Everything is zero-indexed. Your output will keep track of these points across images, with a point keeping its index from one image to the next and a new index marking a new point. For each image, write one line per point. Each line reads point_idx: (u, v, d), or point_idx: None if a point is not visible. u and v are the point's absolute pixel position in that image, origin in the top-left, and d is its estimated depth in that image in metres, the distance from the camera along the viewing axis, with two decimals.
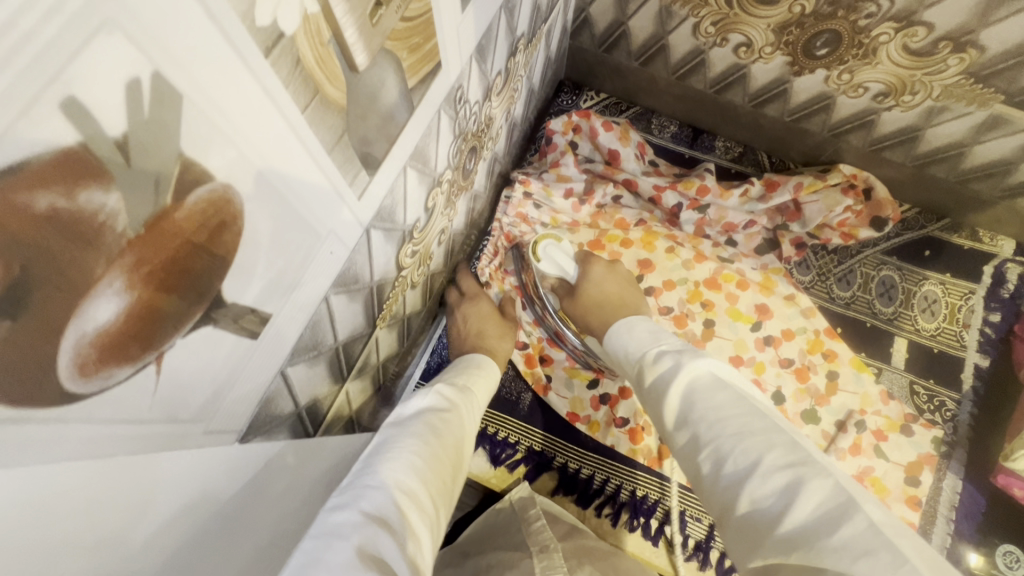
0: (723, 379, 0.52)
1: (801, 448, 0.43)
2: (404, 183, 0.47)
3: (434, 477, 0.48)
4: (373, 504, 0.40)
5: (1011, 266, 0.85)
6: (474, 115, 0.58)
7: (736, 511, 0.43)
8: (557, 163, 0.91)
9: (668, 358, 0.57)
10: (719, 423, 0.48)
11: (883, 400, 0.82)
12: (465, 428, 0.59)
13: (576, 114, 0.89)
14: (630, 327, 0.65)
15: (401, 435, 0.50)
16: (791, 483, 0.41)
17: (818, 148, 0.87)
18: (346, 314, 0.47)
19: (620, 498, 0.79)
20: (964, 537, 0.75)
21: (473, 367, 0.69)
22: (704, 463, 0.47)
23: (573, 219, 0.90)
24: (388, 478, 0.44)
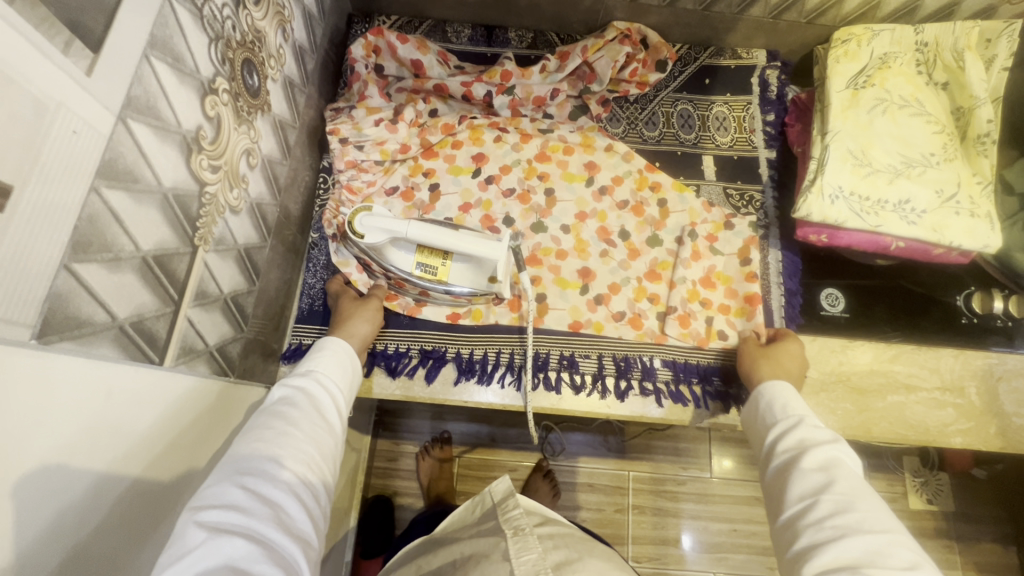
0: (855, 473, 0.59)
1: (910, 540, 0.52)
2: (155, 77, 0.47)
3: (291, 449, 0.54)
4: (216, 496, 0.48)
5: (769, 71, 1.00)
6: (229, 20, 0.59)
7: (822, 536, 0.53)
8: (365, 95, 0.92)
9: (825, 431, 0.64)
10: (855, 489, 0.56)
11: (706, 210, 0.94)
12: (329, 399, 0.64)
13: (370, 34, 0.90)
14: (781, 390, 0.72)
15: (253, 431, 0.56)
16: (909, 562, 0.49)
17: (591, 12, 0.97)
18: (140, 219, 0.47)
19: (515, 363, 0.85)
20: (793, 291, 0.90)
21: (322, 349, 0.70)
22: (822, 503, 0.55)
23: (398, 142, 0.92)
24: (225, 472, 0.50)
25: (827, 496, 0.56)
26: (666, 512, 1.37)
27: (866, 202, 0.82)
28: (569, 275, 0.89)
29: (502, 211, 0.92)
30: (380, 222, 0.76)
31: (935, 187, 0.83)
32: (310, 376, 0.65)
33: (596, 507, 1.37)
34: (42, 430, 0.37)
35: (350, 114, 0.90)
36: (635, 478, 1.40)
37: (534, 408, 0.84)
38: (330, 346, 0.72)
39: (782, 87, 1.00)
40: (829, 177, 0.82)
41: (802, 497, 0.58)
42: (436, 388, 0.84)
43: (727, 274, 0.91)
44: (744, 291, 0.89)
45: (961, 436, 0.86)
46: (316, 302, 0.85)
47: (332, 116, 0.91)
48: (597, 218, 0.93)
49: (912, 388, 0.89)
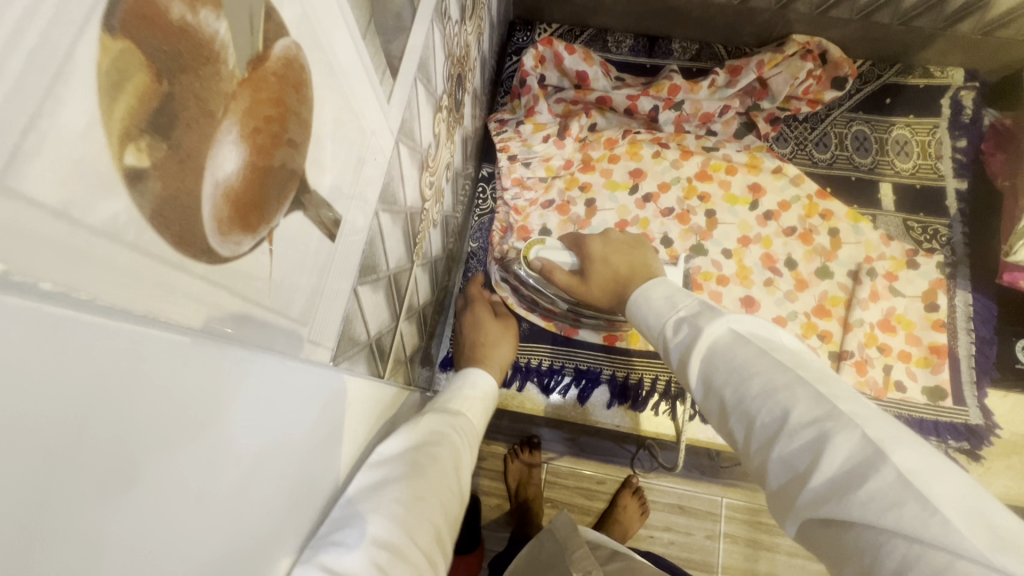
0: (738, 341, 0.47)
1: (827, 400, 0.39)
2: (416, 100, 0.48)
3: (426, 523, 0.44)
4: (340, 564, 0.37)
5: (964, 92, 0.91)
6: (456, 36, 0.59)
7: (783, 460, 0.39)
8: (532, 109, 0.91)
9: (686, 328, 0.52)
10: (763, 380, 0.43)
11: (884, 243, 0.87)
12: (462, 452, 0.55)
13: (540, 44, 0.89)
14: (646, 288, 0.61)
15: (386, 476, 0.46)
16: (864, 446, 0.36)
17: (769, 24, 0.91)
18: (392, 239, 0.48)
19: (671, 392, 0.82)
20: (986, 339, 0.82)
21: (463, 392, 0.66)
22: (756, 428, 0.42)
23: (563, 157, 0.92)
24: (363, 531, 0.40)
25: (754, 409, 0.42)
26: (762, 545, 1.30)
27: None
28: (731, 303, 0.86)
29: (660, 230, 0.89)
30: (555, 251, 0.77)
31: None
32: (446, 423, 0.57)
33: (687, 531, 1.33)
34: (292, 444, 0.34)
35: (517, 129, 0.91)
36: (729, 505, 1.32)
37: (687, 439, 0.81)
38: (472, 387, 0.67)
39: (979, 110, 0.91)
40: None
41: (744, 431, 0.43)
42: (588, 408, 0.83)
43: (909, 317, 0.84)
44: (929, 340, 0.82)
45: None
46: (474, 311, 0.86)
47: (497, 127, 0.92)
48: (761, 244, 0.88)
49: None
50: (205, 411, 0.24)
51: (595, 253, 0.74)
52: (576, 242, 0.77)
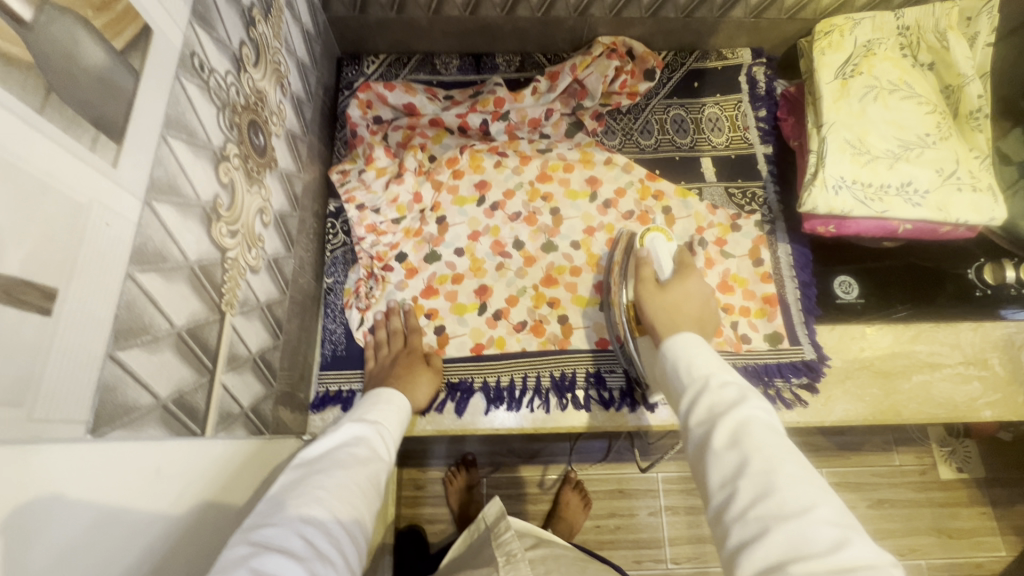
0: (772, 428, 0.52)
1: (828, 494, 0.46)
2: (174, 156, 0.48)
3: (348, 508, 0.51)
4: (266, 536, 0.44)
5: (757, 68, 1.02)
6: (233, 87, 0.59)
7: (766, 512, 0.46)
8: (371, 157, 0.91)
9: (732, 390, 0.56)
10: (771, 461, 0.49)
11: (710, 212, 0.96)
12: (387, 454, 0.62)
13: (360, 91, 0.92)
14: (693, 344, 0.62)
15: (310, 476, 0.52)
16: (839, 542, 0.42)
17: (576, 30, 0.98)
18: (171, 296, 0.48)
19: (543, 386, 0.85)
20: (807, 283, 0.91)
21: (383, 402, 0.69)
22: (743, 490, 0.48)
23: (411, 193, 0.92)
24: (291, 513, 0.47)
25: (750, 475, 0.48)
26: (699, 509, 1.35)
27: (869, 189, 0.83)
28: (586, 291, 0.90)
29: (511, 235, 0.94)
30: (661, 251, 0.82)
31: (934, 167, 0.85)
32: (369, 428, 0.62)
33: (629, 511, 1.35)
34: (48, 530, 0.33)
35: (360, 178, 0.90)
36: (665, 479, 1.37)
37: (566, 427, 0.84)
38: (387, 395, 0.71)
39: (770, 82, 1.02)
40: (830, 168, 0.83)
41: (722, 484, 0.50)
42: (466, 420, 0.84)
43: (742, 275, 0.92)
44: (762, 291, 0.91)
45: (991, 409, 0.88)
46: (339, 346, 0.85)
47: (340, 180, 0.90)
48: (605, 231, 0.94)
49: (936, 365, 0.90)
50: (55, 496, 0.34)
51: (687, 287, 0.75)
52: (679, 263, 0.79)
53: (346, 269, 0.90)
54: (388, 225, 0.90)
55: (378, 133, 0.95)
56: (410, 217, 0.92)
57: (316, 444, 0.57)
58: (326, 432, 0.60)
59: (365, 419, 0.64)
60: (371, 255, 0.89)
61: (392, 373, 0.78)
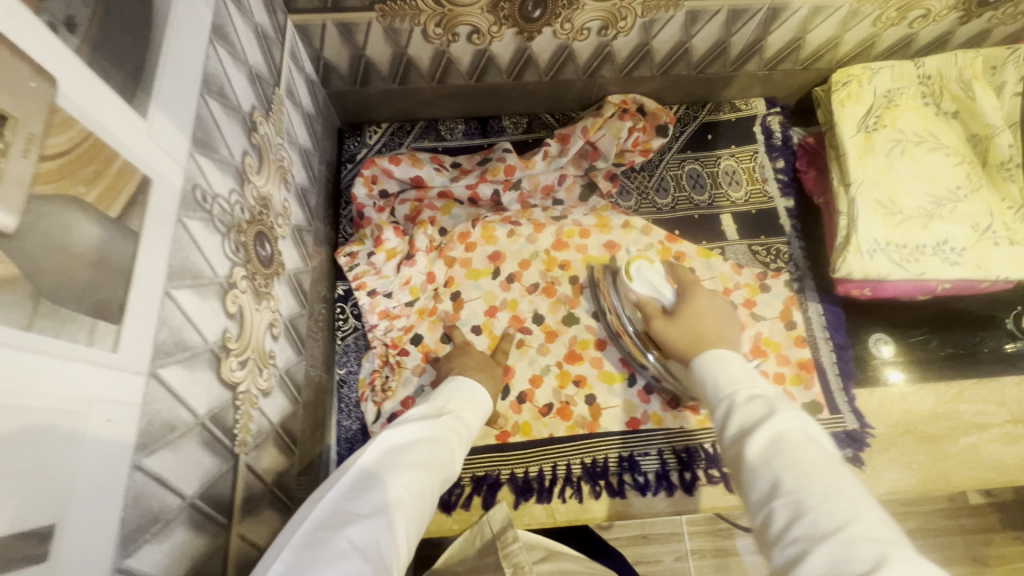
0: (813, 440, 0.48)
1: (880, 522, 0.41)
2: (178, 308, 0.43)
3: (418, 515, 0.51)
4: (354, 534, 0.45)
5: (771, 118, 0.99)
6: (237, 205, 0.54)
7: (805, 531, 0.41)
8: (380, 239, 0.87)
9: (759, 404, 0.53)
10: (808, 477, 0.44)
11: (735, 272, 0.91)
12: (463, 452, 0.62)
13: (364, 168, 0.88)
14: (721, 359, 0.61)
15: (398, 472, 0.52)
16: (878, 561, 0.38)
17: (584, 91, 0.95)
18: (182, 466, 0.43)
19: (574, 474, 0.80)
20: (843, 346, 0.87)
21: (467, 400, 0.68)
22: (778, 510, 0.44)
23: (423, 272, 0.88)
24: (376, 505, 0.48)
25: (784, 492, 0.44)
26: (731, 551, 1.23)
27: (904, 250, 0.79)
28: (613, 366, 0.86)
29: (530, 308, 0.89)
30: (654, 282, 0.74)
31: (969, 223, 0.81)
32: (453, 424, 0.62)
33: (656, 558, 1.22)
34: None
35: (370, 261, 0.85)
36: (690, 520, 1.26)
37: (601, 518, 0.79)
38: (471, 393, 0.70)
39: (787, 131, 0.99)
40: (863, 232, 0.79)
41: (758, 503, 0.46)
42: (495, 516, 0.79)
43: (775, 339, 0.88)
44: (797, 357, 0.86)
45: None
46: (355, 445, 0.80)
47: (348, 263, 0.85)
48: None
49: (982, 426, 0.86)
50: None
51: (701, 304, 0.71)
52: (678, 282, 0.75)
53: (359, 357, 0.85)
54: (401, 309, 0.86)
55: (384, 208, 0.90)
56: (423, 297, 0.88)
57: (403, 431, 0.57)
58: (414, 423, 0.59)
59: (454, 416, 0.64)
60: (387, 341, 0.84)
61: (469, 363, 0.78)
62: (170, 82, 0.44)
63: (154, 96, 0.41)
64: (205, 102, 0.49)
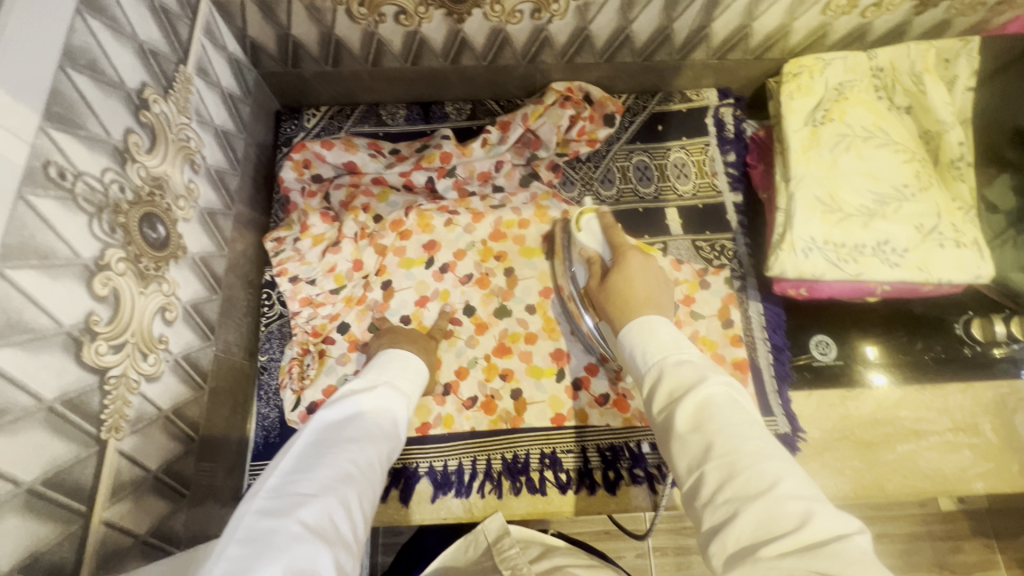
0: (736, 405, 0.47)
1: (806, 479, 0.40)
2: (14, 290, 0.42)
3: (368, 488, 0.50)
4: (306, 514, 0.42)
5: (723, 109, 0.95)
6: (114, 184, 0.53)
7: (737, 491, 0.40)
8: (306, 224, 0.86)
9: (690, 368, 0.51)
10: (738, 440, 0.43)
11: (676, 268, 0.89)
12: (405, 425, 0.60)
13: (294, 151, 0.86)
14: (648, 326, 0.58)
15: (338, 447, 0.50)
16: (805, 515, 0.37)
17: (527, 77, 0.92)
18: (16, 450, 0.41)
19: (494, 470, 0.79)
20: (780, 347, 0.85)
21: (412, 372, 0.67)
22: (709, 474, 0.43)
23: (351, 259, 0.86)
24: (324, 485, 0.45)
25: (712, 456, 0.43)
26: (692, 550, 1.18)
27: (842, 250, 0.76)
28: (542, 361, 0.84)
29: (462, 300, 0.87)
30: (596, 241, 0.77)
31: (913, 223, 0.78)
32: (391, 394, 0.60)
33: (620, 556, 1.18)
34: None
35: (295, 247, 0.85)
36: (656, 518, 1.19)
37: (519, 514, 0.78)
38: (413, 366, 0.68)
39: (739, 123, 0.95)
40: (799, 230, 0.76)
41: (688, 469, 0.45)
42: (412, 510, 0.78)
43: (711, 337, 0.85)
44: (732, 356, 0.84)
45: (982, 481, 0.80)
46: (271, 433, 0.79)
47: (274, 248, 0.85)
48: None
49: (921, 433, 0.83)
50: None
51: (631, 266, 0.70)
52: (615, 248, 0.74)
53: (282, 345, 0.83)
54: (326, 296, 0.84)
55: (316, 193, 0.89)
56: (351, 285, 0.86)
57: (338, 408, 0.54)
58: (355, 394, 0.57)
59: (391, 385, 0.62)
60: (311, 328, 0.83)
61: (412, 338, 0.77)
62: (13, 53, 0.42)
63: None
64: (64, 75, 0.47)
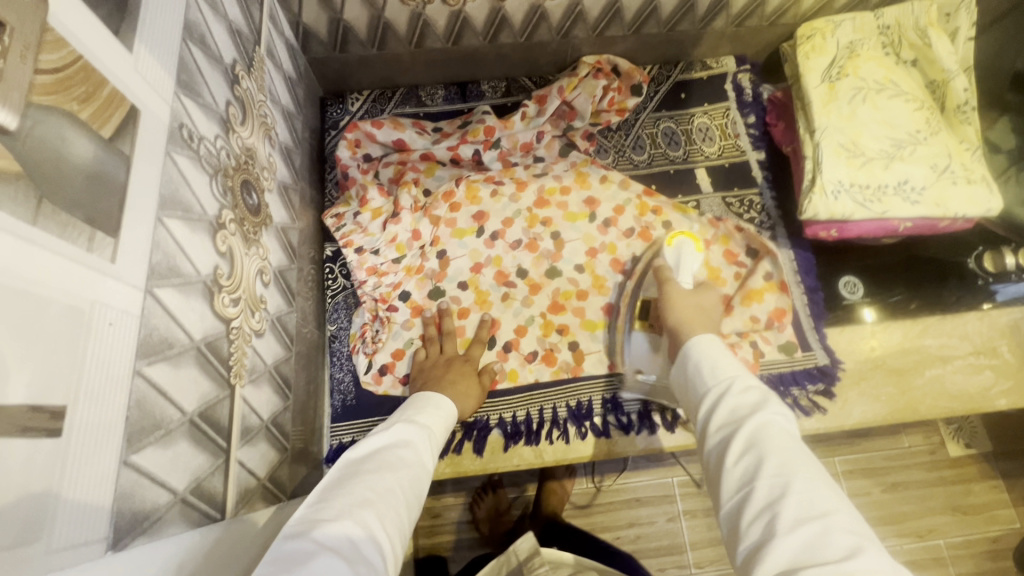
0: (790, 434, 0.50)
1: (853, 518, 0.42)
2: (170, 237, 0.46)
3: (394, 513, 0.51)
4: (322, 536, 0.44)
5: (741, 75, 1.02)
6: (222, 150, 0.57)
7: (784, 514, 0.43)
8: (364, 199, 0.90)
9: (755, 395, 0.54)
10: (793, 465, 0.46)
11: (713, 225, 0.94)
12: (432, 456, 0.61)
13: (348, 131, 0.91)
14: (717, 350, 0.62)
15: (360, 475, 0.52)
16: (851, 548, 0.39)
17: (559, 52, 0.97)
18: (180, 382, 0.46)
19: (560, 417, 0.84)
20: (813, 288, 0.91)
21: (432, 407, 0.68)
22: (760, 491, 0.46)
23: (407, 230, 0.91)
24: (342, 510, 0.48)
25: (762, 478, 0.46)
26: None
27: (867, 191, 0.83)
28: (595, 314, 0.89)
29: (513, 264, 0.92)
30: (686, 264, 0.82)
31: (929, 163, 0.85)
32: (416, 427, 0.62)
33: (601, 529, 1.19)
34: None
35: (356, 221, 0.89)
36: (680, 483, 1.21)
37: (587, 456, 0.83)
38: (436, 402, 0.69)
39: (757, 87, 1.02)
40: (827, 174, 0.83)
41: (739, 487, 0.48)
42: (486, 459, 0.82)
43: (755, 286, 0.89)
44: (776, 304, 0.87)
45: (1004, 397, 0.88)
46: (348, 396, 0.83)
47: (335, 224, 0.89)
48: (608, 251, 0.93)
49: (946, 358, 0.90)
50: None
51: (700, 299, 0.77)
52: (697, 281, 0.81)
53: (349, 314, 0.88)
54: (387, 266, 0.89)
55: (369, 171, 0.93)
56: (410, 255, 0.91)
57: (367, 440, 0.57)
58: (376, 431, 0.59)
59: (413, 419, 0.63)
60: (377, 297, 0.87)
61: (444, 376, 0.77)
62: (154, 22, 0.46)
63: (138, 32, 0.44)
64: (187, 47, 0.51)
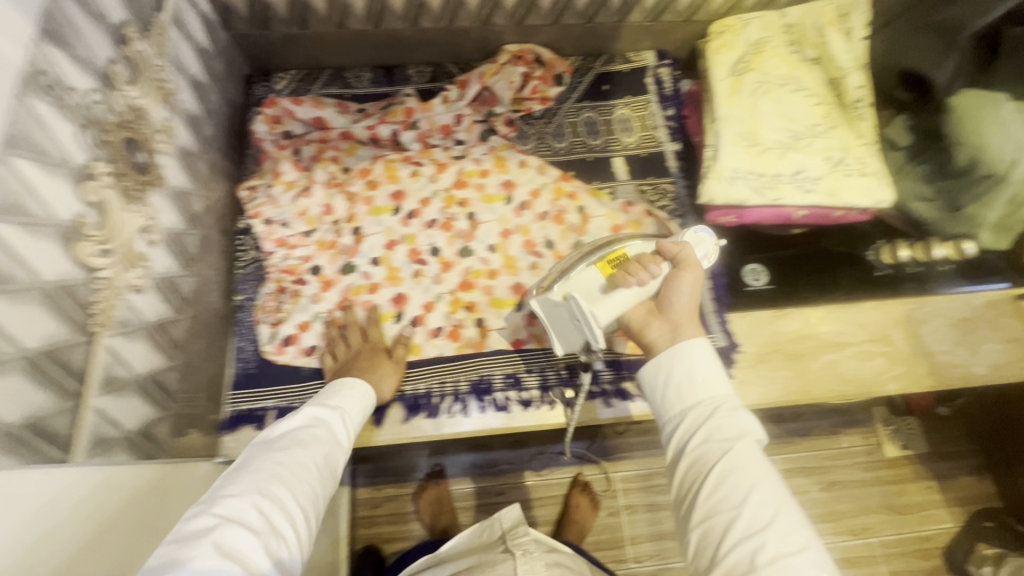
0: (766, 464, 0.53)
1: (824, 554, 0.47)
2: (15, 174, 0.47)
3: (305, 486, 0.53)
4: (224, 508, 0.46)
5: (660, 69, 1.06)
6: (100, 104, 0.58)
7: (762, 552, 0.47)
8: (278, 172, 0.92)
9: (736, 420, 0.55)
10: (773, 503, 0.50)
11: (624, 210, 0.97)
12: (346, 439, 0.63)
13: (266, 106, 0.93)
14: (686, 352, 0.60)
15: (266, 453, 0.54)
16: None
17: (482, 40, 1.00)
18: (16, 317, 0.46)
19: (461, 390, 0.85)
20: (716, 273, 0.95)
21: (349, 390, 0.70)
22: (738, 523, 0.49)
23: (320, 205, 0.93)
24: (246, 485, 0.49)
25: (746, 509, 0.49)
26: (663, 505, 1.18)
27: (762, 178, 0.86)
28: (503, 292, 0.91)
29: (427, 242, 0.94)
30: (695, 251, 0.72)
31: (823, 155, 0.89)
32: (333, 412, 0.64)
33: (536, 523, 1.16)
34: None
35: (268, 193, 0.91)
36: (622, 478, 1.20)
37: (486, 430, 0.84)
38: (353, 387, 0.71)
39: (676, 82, 1.06)
40: (724, 161, 0.86)
41: (710, 509, 0.51)
42: (385, 430, 0.83)
43: None
44: None
45: (896, 382, 0.90)
46: (249, 364, 0.84)
47: (248, 195, 0.91)
48: (521, 232, 0.95)
49: (843, 344, 0.93)
50: None
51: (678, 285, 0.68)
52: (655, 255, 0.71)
53: (257, 285, 0.89)
54: (298, 238, 0.90)
55: (287, 147, 0.95)
56: (323, 229, 0.92)
57: (279, 425, 0.58)
58: (286, 415, 0.61)
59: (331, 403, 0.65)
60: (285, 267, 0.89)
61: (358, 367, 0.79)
62: None
63: None
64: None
